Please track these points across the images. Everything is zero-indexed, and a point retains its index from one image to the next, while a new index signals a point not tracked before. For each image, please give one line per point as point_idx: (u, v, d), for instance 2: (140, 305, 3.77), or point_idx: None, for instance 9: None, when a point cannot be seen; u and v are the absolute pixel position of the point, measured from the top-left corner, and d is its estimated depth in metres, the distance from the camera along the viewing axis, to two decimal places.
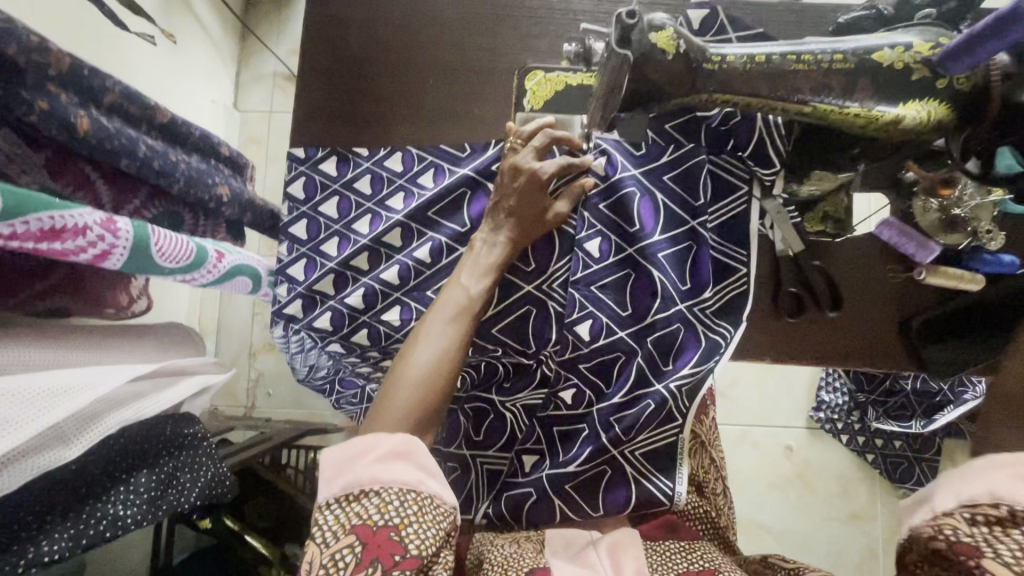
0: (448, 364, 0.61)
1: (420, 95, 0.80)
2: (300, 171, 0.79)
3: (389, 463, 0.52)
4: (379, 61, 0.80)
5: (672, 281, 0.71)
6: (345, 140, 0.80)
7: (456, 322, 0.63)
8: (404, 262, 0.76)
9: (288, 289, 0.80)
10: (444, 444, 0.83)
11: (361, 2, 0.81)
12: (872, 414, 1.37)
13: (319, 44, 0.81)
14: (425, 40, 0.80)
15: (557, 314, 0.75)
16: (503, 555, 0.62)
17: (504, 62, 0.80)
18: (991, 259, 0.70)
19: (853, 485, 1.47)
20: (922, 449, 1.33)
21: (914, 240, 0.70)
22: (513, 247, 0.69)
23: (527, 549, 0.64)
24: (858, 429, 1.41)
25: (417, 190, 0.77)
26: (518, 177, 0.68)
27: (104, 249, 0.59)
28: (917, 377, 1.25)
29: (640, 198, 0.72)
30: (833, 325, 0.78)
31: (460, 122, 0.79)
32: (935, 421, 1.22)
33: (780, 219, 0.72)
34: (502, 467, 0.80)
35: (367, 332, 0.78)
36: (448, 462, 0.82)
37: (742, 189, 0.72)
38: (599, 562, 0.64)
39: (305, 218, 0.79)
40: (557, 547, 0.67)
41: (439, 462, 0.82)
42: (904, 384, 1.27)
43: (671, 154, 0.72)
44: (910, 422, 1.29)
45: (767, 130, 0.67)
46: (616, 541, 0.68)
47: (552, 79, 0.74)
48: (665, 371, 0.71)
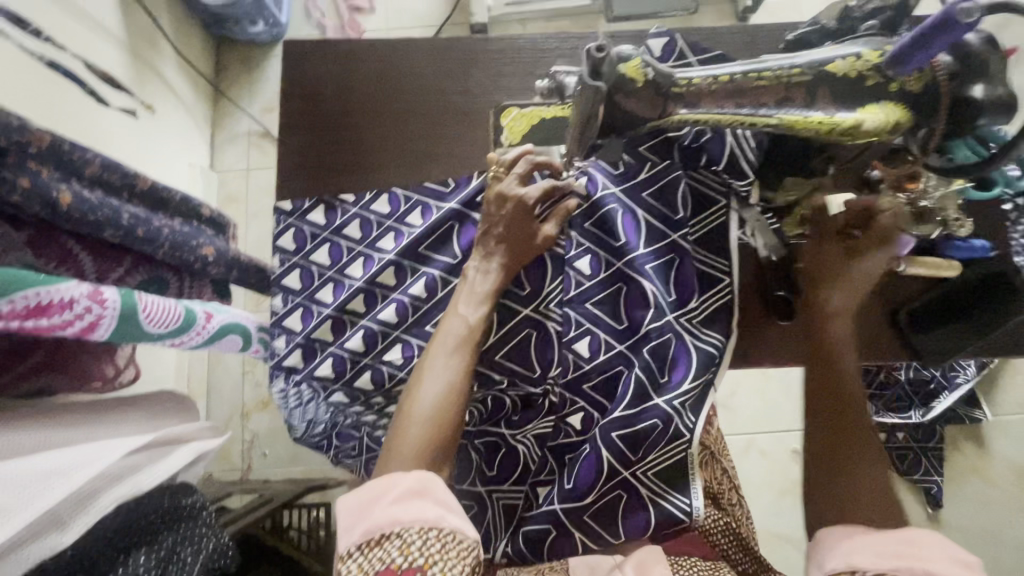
0: (454, 396, 0.60)
1: (401, 137, 0.82)
2: (288, 224, 0.80)
3: (408, 502, 0.51)
4: (358, 110, 0.82)
5: (660, 292, 0.72)
6: (331, 189, 0.81)
7: (459, 353, 0.63)
8: (400, 300, 0.75)
9: (286, 340, 0.78)
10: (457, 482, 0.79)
11: (338, 56, 0.84)
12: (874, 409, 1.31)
13: (299, 99, 0.83)
14: (401, 86, 0.83)
15: (556, 334, 0.75)
16: None
17: (479, 102, 0.83)
18: (962, 245, 0.73)
19: None
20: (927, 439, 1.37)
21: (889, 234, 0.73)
22: (506, 273, 0.70)
23: None
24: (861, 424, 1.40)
25: (406, 229, 0.78)
26: (506, 204, 0.70)
27: (90, 321, 0.58)
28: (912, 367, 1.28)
29: (622, 214, 0.74)
30: None
31: (443, 161, 0.81)
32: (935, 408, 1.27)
33: (760, 227, 0.77)
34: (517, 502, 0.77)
35: (370, 374, 0.76)
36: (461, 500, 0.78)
37: (720, 203, 0.75)
38: None
39: (298, 268, 0.79)
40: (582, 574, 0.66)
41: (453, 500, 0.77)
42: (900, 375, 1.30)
43: (649, 171, 0.75)
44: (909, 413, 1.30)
45: (737, 143, 0.71)
46: (642, 561, 0.65)
47: (527, 114, 0.75)
48: (661, 383, 0.70)
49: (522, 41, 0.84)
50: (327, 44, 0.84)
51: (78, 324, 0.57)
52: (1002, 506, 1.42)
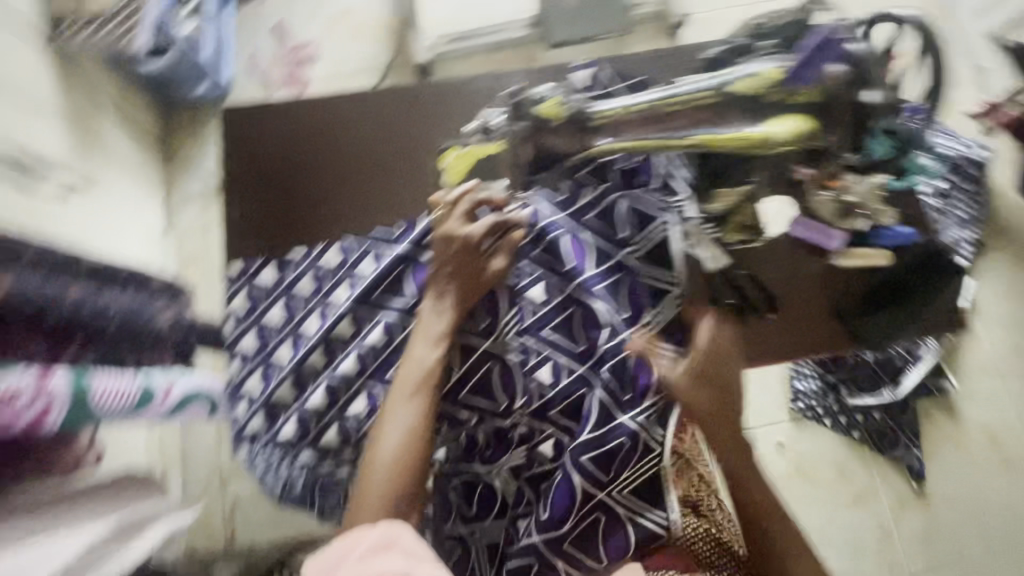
0: (416, 441, 0.61)
1: (343, 190, 0.84)
2: (239, 285, 0.81)
3: (374, 558, 0.50)
4: (299, 168, 0.85)
5: (613, 310, 0.74)
6: (279, 247, 0.83)
7: (417, 397, 0.64)
8: (358, 350, 0.73)
9: (248, 406, 0.78)
10: (440, 522, 0.80)
11: (276, 119, 0.86)
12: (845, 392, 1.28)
13: (242, 165, 0.86)
14: (339, 141, 0.85)
15: (518, 365, 0.74)
16: None
17: (418, 145, 0.84)
18: (887, 232, 0.76)
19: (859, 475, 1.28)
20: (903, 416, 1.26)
21: (820, 230, 0.77)
22: (459, 311, 0.71)
23: None
24: (836, 411, 1.29)
25: (358, 277, 0.77)
26: (453, 243, 0.72)
27: (38, 414, 0.54)
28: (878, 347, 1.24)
29: (568, 238, 0.76)
30: (779, 326, 0.81)
31: (386, 208, 0.83)
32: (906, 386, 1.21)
33: (700, 237, 0.77)
34: (500, 538, 0.77)
35: (336, 430, 0.74)
36: (446, 543, 0.78)
37: (663, 217, 0.76)
38: None
39: (252, 329, 0.79)
40: None
41: (437, 543, 0.78)
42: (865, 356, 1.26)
43: (590, 195, 0.78)
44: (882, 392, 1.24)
45: (666, 166, 0.78)
46: None
47: (466, 154, 0.79)
48: (624, 401, 0.71)
49: (454, 83, 0.87)
50: (265, 108, 0.87)
51: (25, 417, 0.53)
52: (990, 490, 1.22)
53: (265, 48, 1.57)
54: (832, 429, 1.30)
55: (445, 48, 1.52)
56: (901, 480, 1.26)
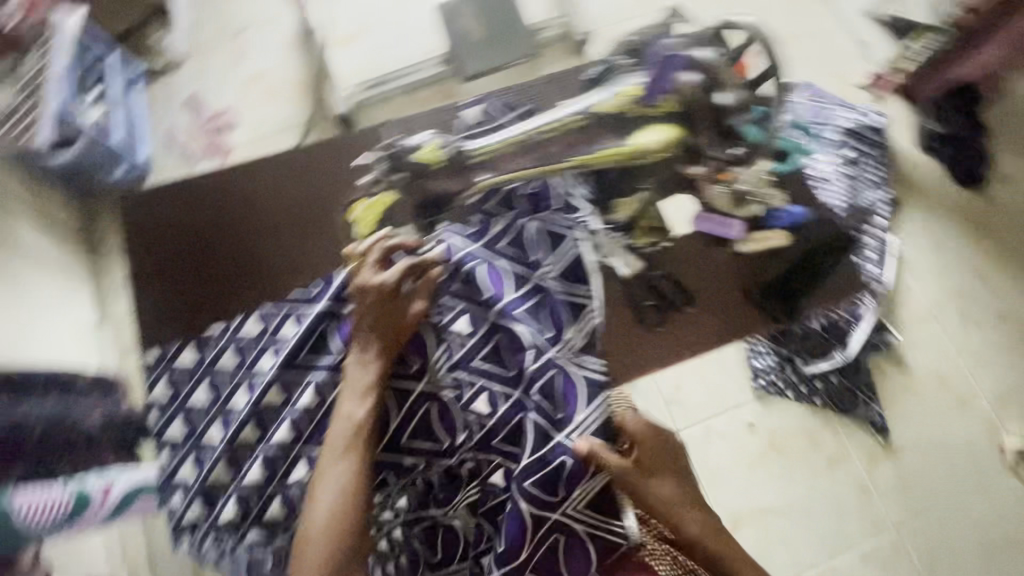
0: (350, 500, 0.63)
1: (252, 260, 0.85)
2: (160, 371, 0.79)
3: None
4: (205, 245, 0.86)
5: (536, 331, 0.75)
6: (194, 327, 0.82)
7: (348, 456, 0.66)
8: (291, 416, 0.72)
9: (183, 495, 0.75)
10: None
11: (176, 201, 0.88)
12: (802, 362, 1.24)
13: (146, 250, 0.85)
14: (242, 212, 0.87)
15: (453, 401, 0.74)
16: None
17: (321, 204, 0.87)
18: (782, 214, 0.82)
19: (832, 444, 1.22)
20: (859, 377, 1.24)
21: (720, 222, 0.82)
22: (384, 359, 0.71)
23: None
24: (797, 381, 1.25)
25: (281, 342, 0.76)
26: (368, 295, 0.72)
27: None
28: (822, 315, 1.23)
29: (484, 268, 0.76)
30: (702, 318, 0.83)
31: (297, 269, 0.84)
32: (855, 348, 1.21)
33: (613, 247, 0.81)
34: None
35: (280, 502, 0.72)
36: None
37: (568, 235, 0.78)
38: None
39: (178, 415, 0.77)
40: None
41: None
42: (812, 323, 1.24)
43: (497, 225, 0.79)
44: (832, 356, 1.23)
45: (564, 187, 0.79)
46: None
47: (374, 204, 0.82)
48: (559, 419, 0.72)
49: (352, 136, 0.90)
50: (163, 192, 0.88)
51: None
52: (961, 428, 1.20)
53: (180, 122, 1.36)
54: (795, 400, 1.24)
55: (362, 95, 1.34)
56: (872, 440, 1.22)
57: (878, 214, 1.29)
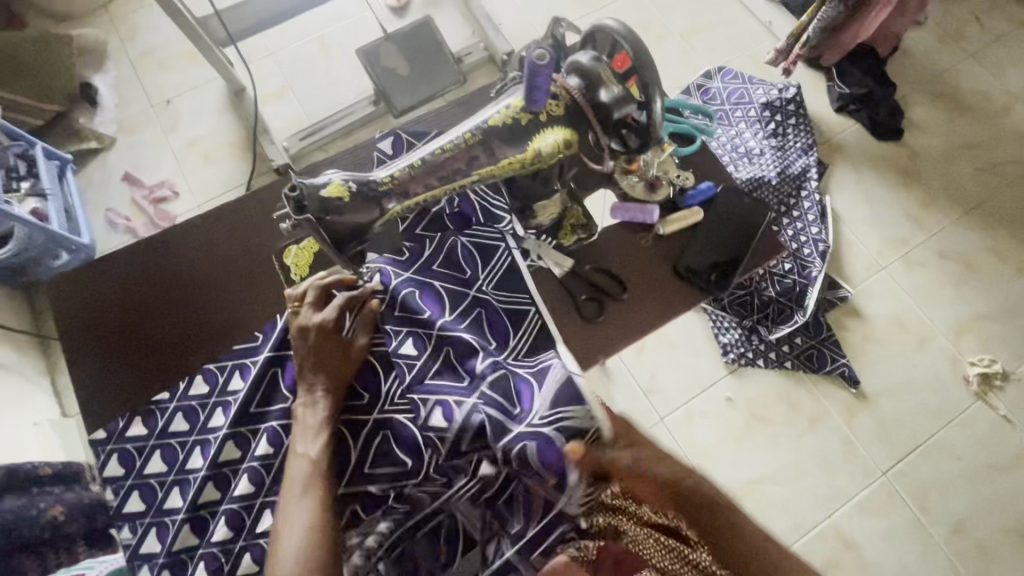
0: (317, 534, 0.61)
1: (193, 319, 0.84)
2: (109, 451, 0.78)
3: None
4: (144, 314, 0.84)
5: (480, 342, 0.77)
6: (142, 397, 0.81)
7: (310, 492, 0.65)
8: (251, 467, 0.73)
9: (149, 569, 0.74)
10: None
11: (110, 275, 0.86)
12: (764, 331, 1.29)
13: (82, 330, 0.84)
14: (180, 275, 0.87)
15: (411, 419, 0.74)
16: None
17: (260, 254, 0.87)
18: (693, 192, 0.89)
19: (803, 400, 1.29)
20: (819, 331, 1.30)
21: (638, 209, 0.88)
22: (334, 396, 0.72)
23: None
24: (766, 347, 1.30)
25: (232, 397, 0.79)
26: (309, 333, 0.72)
27: None
28: (772, 279, 1.29)
29: (419, 292, 0.79)
30: (638, 297, 0.86)
31: (240, 321, 0.84)
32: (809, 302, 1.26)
33: (543, 249, 0.86)
34: None
35: (250, 556, 0.72)
36: None
37: (501, 246, 0.84)
38: None
39: (137, 487, 0.78)
40: None
41: None
42: (767, 291, 1.29)
43: (430, 249, 0.83)
44: (795, 318, 1.28)
45: (483, 200, 0.87)
46: None
47: (305, 247, 0.84)
48: (517, 415, 0.70)
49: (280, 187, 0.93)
50: (95, 269, 0.87)
51: None
52: (915, 367, 1.32)
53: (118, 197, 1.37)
54: (767, 367, 1.30)
55: (300, 146, 1.35)
56: (840, 392, 1.30)
57: (809, 178, 1.37)
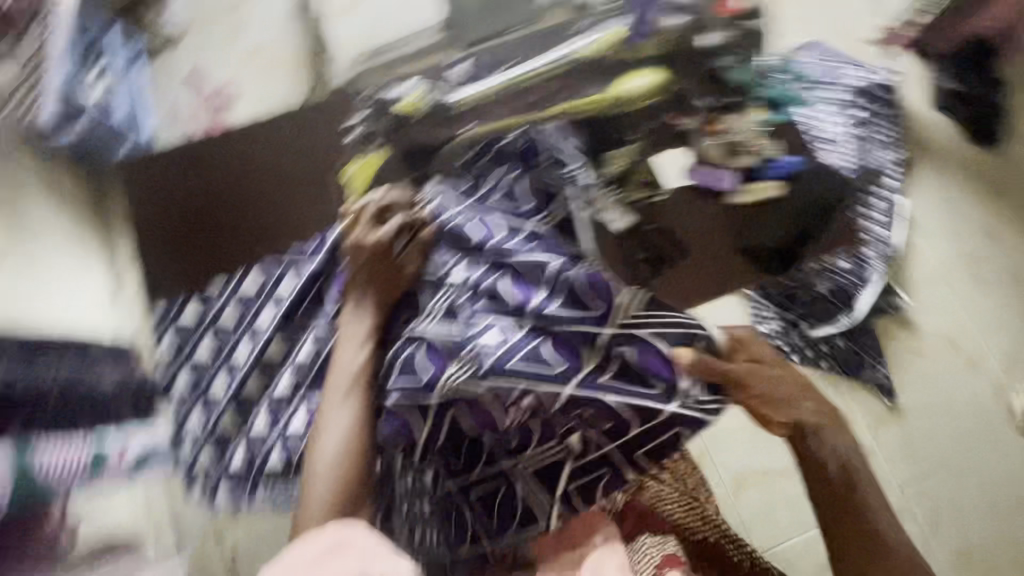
0: (355, 438, 0.70)
1: (251, 220, 0.95)
2: (165, 329, 0.86)
3: (328, 560, 0.55)
4: (207, 209, 0.95)
5: (541, 266, 0.70)
6: (201, 280, 0.91)
7: (352, 395, 0.72)
8: (292, 367, 0.79)
9: (192, 442, 0.81)
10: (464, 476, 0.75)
11: (178, 173, 0.98)
12: (807, 326, 1.24)
13: (156, 220, 0.97)
14: (237, 178, 0.96)
15: (451, 337, 0.67)
16: None
17: (313, 164, 0.93)
18: (775, 164, 0.82)
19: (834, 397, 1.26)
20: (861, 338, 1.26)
21: (715, 174, 0.82)
22: (378, 314, 0.75)
23: None
24: (805, 343, 1.25)
25: (280, 296, 0.82)
26: (362, 250, 0.75)
27: None
28: (828, 276, 1.22)
29: (476, 219, 0.74)
30: (692, 267, 0.81)
31: (292, 227, 0.94)
32: (862, 309, 1.22)
33: (604, 201, 0.80)
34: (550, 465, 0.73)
35: (278, 451, 0.78)
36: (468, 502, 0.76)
37: (563, 190, 0.78)
38: None
39: (186, 371, 0.84)
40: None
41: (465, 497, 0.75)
42: (821, 287, 1.22)
43: (488, 184, 0.78)
44: (838, 320, 1.23)
45: (552, 138, 0.79)
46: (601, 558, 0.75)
47: (364, 164, 0.82)
48: (598, 314, 0.68)
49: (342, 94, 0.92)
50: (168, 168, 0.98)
51: None
52: (959, 389, 1.24)
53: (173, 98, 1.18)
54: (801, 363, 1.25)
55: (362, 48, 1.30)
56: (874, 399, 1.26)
57: (888, 175, 1.25)
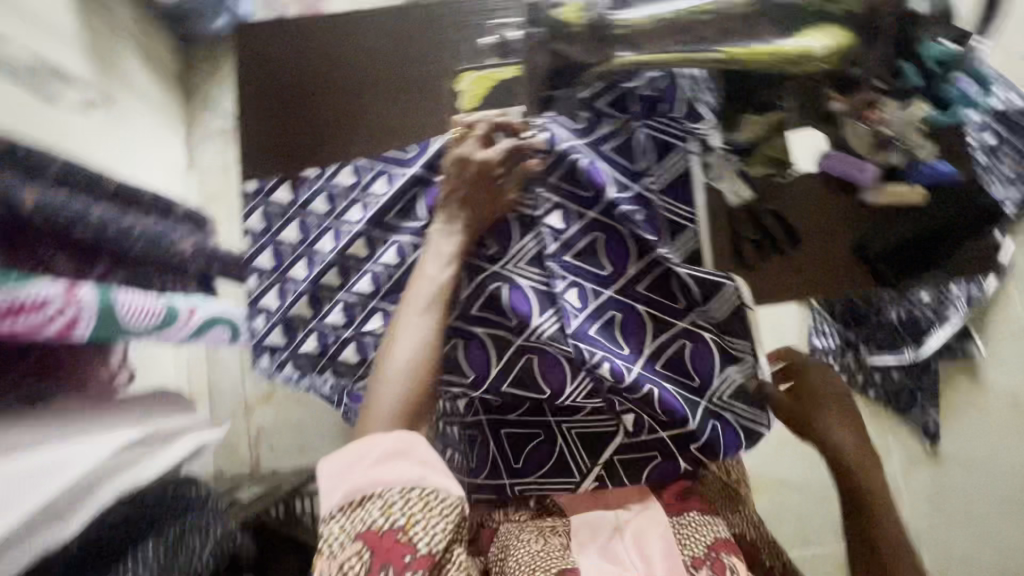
0: (428, 352, 0.65)
1: (354, 107, 0.83)
2: (257, 203, 0.84)
3: (387, 463, 0.57)
4: (312, 82, 0.83)
5: (642, 233, 0.73)
6: (295, 166, 0.84)
7: (429, 311, 0.68)
8: (373, 271, 0.80)
9: (265, 319, 0.83)
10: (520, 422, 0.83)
11: (286, 33, 0.85)
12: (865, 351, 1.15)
13: (253, 83, 0.85)
14: (346, 54, 0.83)
15: (538, 287, 0.75)
16: (529, 553, 0.69)
17: (436, 62, 0.82)
18: (929, 168, 0.71)
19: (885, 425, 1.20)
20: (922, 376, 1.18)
21: (853, 165, 0.72)
22: (468, 235, 0.72)
23: (553, 545, 0.72)
24: (855, 367, 1.17)
25: (372, 198, 0.81)
26: (467, 167, 0.71)
27: (69, 320, 0.53)
28: (904, 305, 1.10)
29: (588, 162, 0.72)
30: (802, 260, 0.79)
31: (399, 127, 0.82)
32: (931, 346, 1.12)
33: (725, 168, 0.75)
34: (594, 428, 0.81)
35: (354, 347, 0.81)
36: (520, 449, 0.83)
37: (679, 147, 0.75)
38: (626, 556, 0.71)
39: (269, 246, 0.84)
40: (584, 536, 0.74)
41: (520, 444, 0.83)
42: (892, 315, 1.10)
43: (609, 124, 0.75)
44: (902, 351, 1.14)
45: (693, 87, 0.73)
46: (639, 530, 0.74)
47: (483, 78, 0.78)
48: (679, 309, 0.75)
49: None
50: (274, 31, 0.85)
51: (57, 320, 0.53)
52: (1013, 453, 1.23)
53: None
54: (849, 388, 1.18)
55: None
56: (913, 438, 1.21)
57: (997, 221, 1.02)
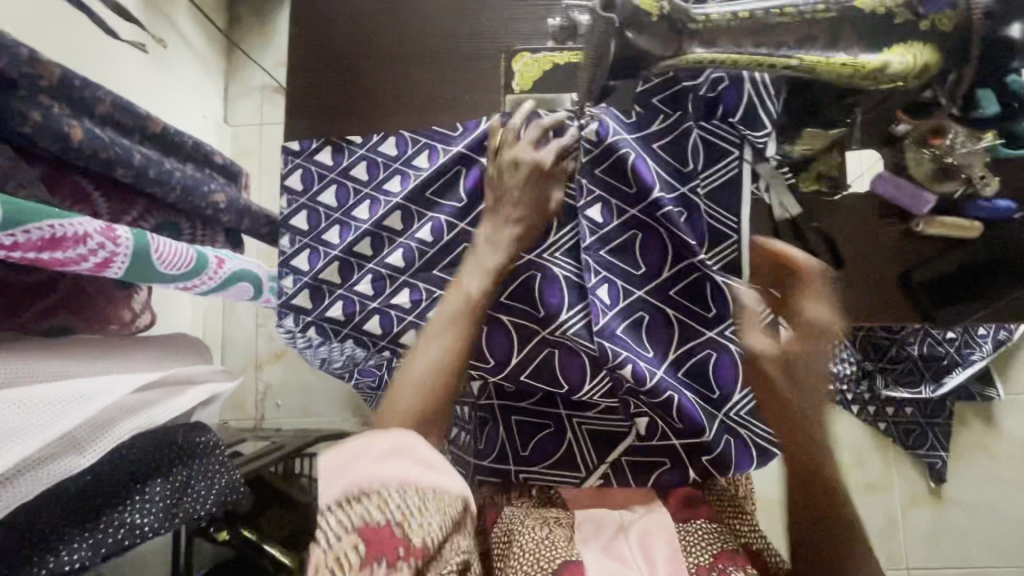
0: (452, 364, 0.63)
1: (404, 80, 0.84)
2: (296, 164, 0.84)
3: (387, 460, 0.50)
4: (365, 53, 0.86)
5: (682, 236, 0.71)
6: (341, 131, 0.84)
7: (460, 325, 0.66)
8: (407, 246, 0.80)
9: (293, 280, 0.84)
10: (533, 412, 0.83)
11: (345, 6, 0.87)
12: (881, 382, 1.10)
13: (309, 48, 0.86)
14: (403, 30, 0.85)
15: (568, 279, 0.76)
16: (532, 541, 0.64)
17: (489, 46, 0.83)
18: (986, 204, 0.70)
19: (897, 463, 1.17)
20: (935, 414, 1.17)
21: (908, 193, 0.71)
22: (512, 244, 0.72)
23: (558, 535, 0.67)
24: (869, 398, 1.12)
25: (412, 172, 0.81)
26: (519, 167, 0.71)
27: (107, 255, 0.54)
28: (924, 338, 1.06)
29: (635, 157, 0.72)
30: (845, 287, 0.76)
31: (444, 104, 0.83)
32: (947, 385, 1.07)
33: (774, 182, 0.73)
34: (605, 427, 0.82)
35: (379, 319, 0.81)
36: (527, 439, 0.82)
37: (732, 154, 0.72)
38: (632, 556, 0.65)
39: (305, 209, 0.83)
40: (588, 533, 0.69)
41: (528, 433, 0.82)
42: (911, 348, 1.07)
43: (661, 123, 0.74)
44: (919, 387, 1.09)
45: (755, 93, 0.68)
46: (647, 529, 0.69)
47: (538, 60, 0.80)
48: (710, 318, 0.73)
49: None
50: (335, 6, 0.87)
51: (94, 256, 0.53)
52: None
53: None
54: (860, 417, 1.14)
55: None
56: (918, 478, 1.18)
57: None
